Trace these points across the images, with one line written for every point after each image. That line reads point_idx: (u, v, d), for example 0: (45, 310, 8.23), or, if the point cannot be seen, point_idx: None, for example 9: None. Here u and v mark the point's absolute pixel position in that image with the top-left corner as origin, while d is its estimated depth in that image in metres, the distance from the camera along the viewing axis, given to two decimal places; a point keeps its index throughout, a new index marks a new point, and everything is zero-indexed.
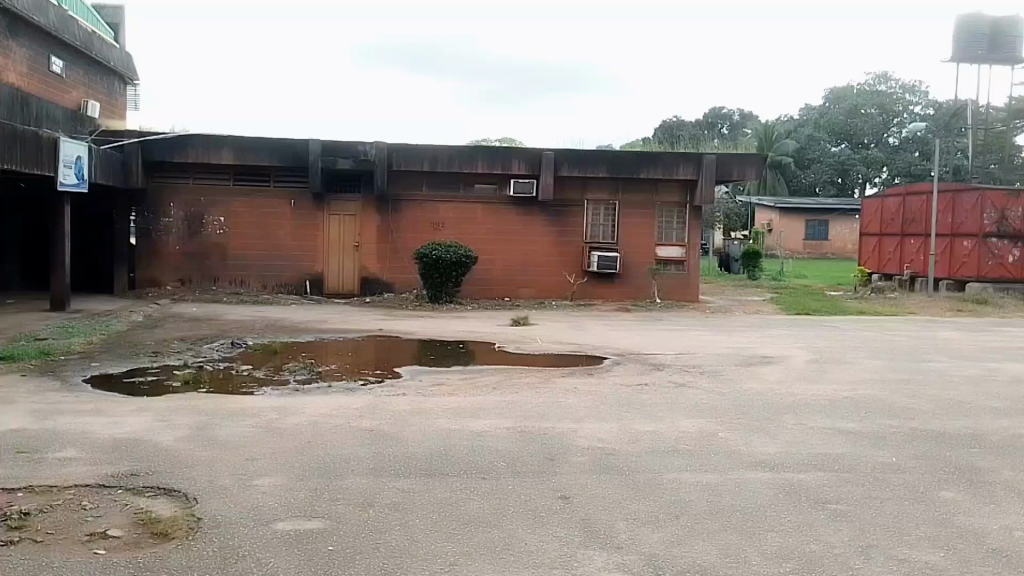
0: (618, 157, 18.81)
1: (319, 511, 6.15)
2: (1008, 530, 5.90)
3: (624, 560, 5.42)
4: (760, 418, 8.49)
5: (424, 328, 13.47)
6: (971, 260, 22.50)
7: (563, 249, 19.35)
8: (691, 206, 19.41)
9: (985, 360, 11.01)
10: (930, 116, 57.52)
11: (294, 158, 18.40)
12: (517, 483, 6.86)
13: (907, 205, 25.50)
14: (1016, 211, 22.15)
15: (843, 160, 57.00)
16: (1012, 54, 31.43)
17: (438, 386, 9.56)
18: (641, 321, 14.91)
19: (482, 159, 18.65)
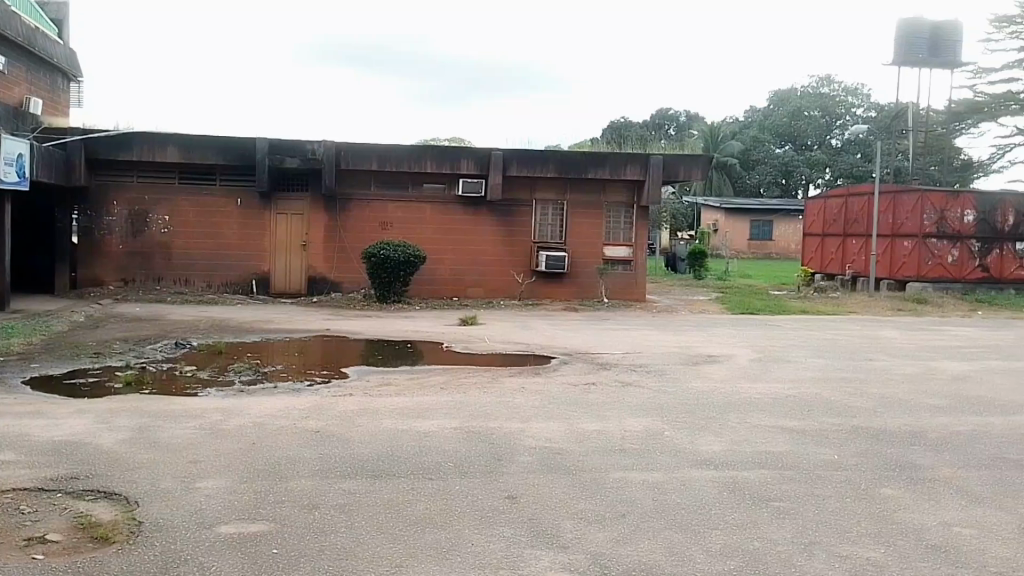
0: (566, 157, 18.85)
1: (263, 513, 6.06)
2: (947, 526, 5.99)
3: (570, 560, 5.42)
4: (705, 416, 8.55)
5: (372, 327, 13.39)
6: (911, 260, 22.85)
7: (512, 249, 19.35)
8: (638, 206, 19.48)
9: (921, 358, 11.26)
10: (870, 118, 58.72)
11: (241, 157, 18.23)
12: (465, 483, 6.83)
13: (849, 206, 25.96)
14: (955, 212, 22.62)
15: (786, 161, 57.87)
16: (948, 59, 32.26)
17: (385, 386, 9.50)
18: (596, 320, 14.95)
19: (430, 158, 18.60)
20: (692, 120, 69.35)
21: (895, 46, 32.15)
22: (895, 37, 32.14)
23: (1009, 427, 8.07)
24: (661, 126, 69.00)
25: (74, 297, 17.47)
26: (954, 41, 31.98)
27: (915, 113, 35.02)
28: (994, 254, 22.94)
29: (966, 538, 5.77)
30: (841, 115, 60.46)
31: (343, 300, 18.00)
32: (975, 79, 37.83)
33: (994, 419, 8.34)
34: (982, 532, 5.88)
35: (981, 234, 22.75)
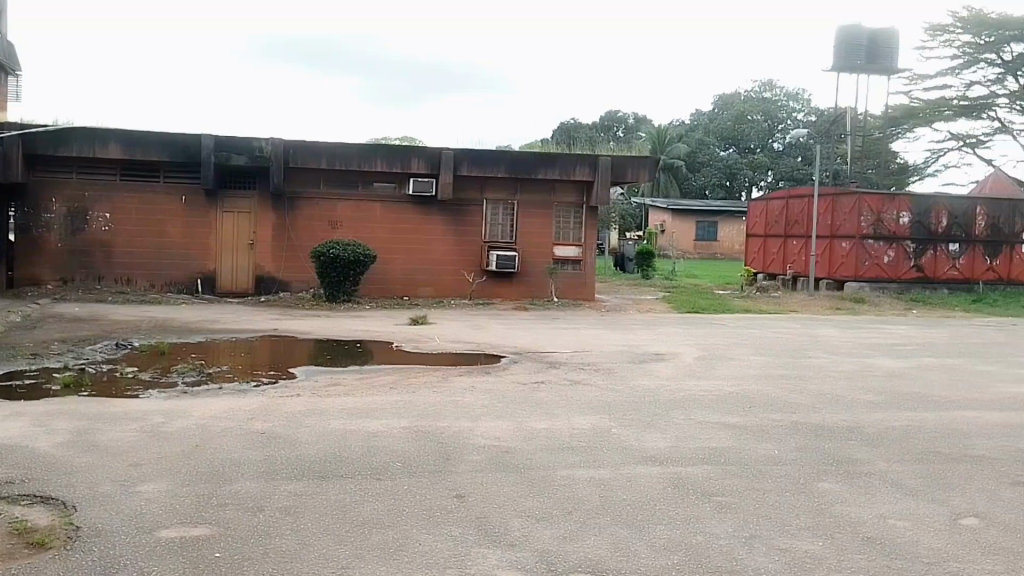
0: (516, 158, 18.93)
1: (205, 517, 5.96)
2: (882, 518, 6.18)
3: (518, 558, 5.45)
4: (652, 413, 8.69)
5: (322, 327, 13.25)
6: (849, 261, 23.51)
7: (464, 249, 19.35)
8: (587, 206, 19.63)
9: (858, 355, 11.63)
10: (810, 123, 60.31)
11: (186, 153, 17.90)
12: (413, 482, 6.81)
13: (790, 208, 26.59)
14: (891, 215, 23.32)
15: (730, 163, 59.01)
16: (888, 64, 33.01)
17: (334, 386, 9.44)
18: (550, 320, 15.06)
19: (379, 157, 18.48)
20: (639, 123, 70.11)
21: (834, 53, 33.21)
22: (835, 45, 33.23)
23: (940, 422, 8.39)
24: (609, 127, 69.63)
25: (11, 297, 16.93)
26: (891, 48, 32.89)
27: (853, 119, 35.99)
28: (928, 255, 23.70)
29: (900, 530, 5.97)
30: (783, 120, 62.05)
31: (296, 300, 17.81)
32: (910, 85, 38.89)
33: (925, 414, 8.67)
34: (914, 523, 6.08)
35: (916, 235, 23.50)
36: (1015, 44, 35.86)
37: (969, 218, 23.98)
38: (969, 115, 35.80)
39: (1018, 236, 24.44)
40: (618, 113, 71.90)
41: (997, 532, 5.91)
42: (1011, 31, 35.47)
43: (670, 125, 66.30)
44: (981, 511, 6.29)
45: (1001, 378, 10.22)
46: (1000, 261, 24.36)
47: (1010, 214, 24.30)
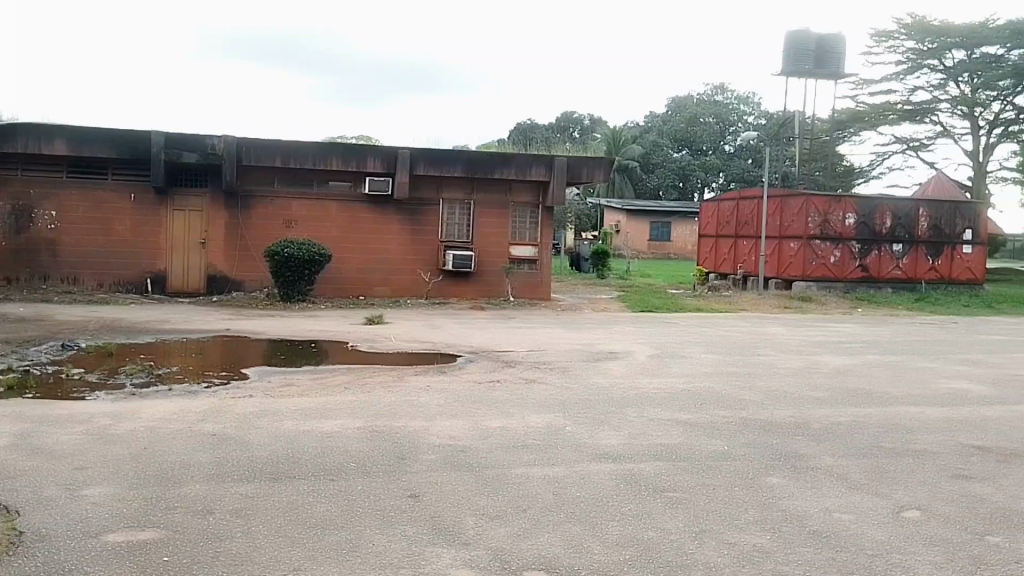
0: (472, 158, 18.94)
1: (154, 520, 5.86)
2: (827, 512, 6.35)
3: (471, 556, 5.47)
4: (606, 411, 8.80)
5: (276, 327, 13.10)
6: (797, 261, 24.03)
7: (420, 248, 19.28)
8: (543, 206, 19.71)
9: (805, 352, 11.92)
10: (761, 125, 61.71)
11: (135, 150, 17.54)
12: (367, 483, 6.79)
13: (740, 209, 27.07)
14: (837, 216, 23.94)
15: (683, 166, 59.76)
16: (834, 70, 33.91)
17: (288, 386, 9.36)
18: (509, 319, 15.14)
19: (335, 156, 18.32)
20: (593, 124, 70.86)
21: (784, 57, 33.84)
22: (785, 48, 33.85)
23: (883, 417, 8.65)
24: (565, 129, 70.02)
25: None
26: (838, 53, 33.67)
27: (801, 122, 36.76)
28: (873, 255, 24.34)
29: (845, 523, 6.13)
30: (734, 122, 63.16)
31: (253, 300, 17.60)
32: (857, 89, 39.88)
33: (870, 409, 8.94)
34: (858, 516, 6.27)
35: (861, 236, 24.13)
36: (956, 50, 37.02)
37: (912, 219, 24.67)
38: (913, 119, 36.89)
39: (960, 237, 25.21)
40: (573, 114, 72.38)
41: (937, 523, 6.12)
42: (953, 37, 36.59)
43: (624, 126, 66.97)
44: (922, 504, 6.50)
45: (940, 373, 10.59)
46: (942, 260, 25.08)
47: (952, 215, 25.08)
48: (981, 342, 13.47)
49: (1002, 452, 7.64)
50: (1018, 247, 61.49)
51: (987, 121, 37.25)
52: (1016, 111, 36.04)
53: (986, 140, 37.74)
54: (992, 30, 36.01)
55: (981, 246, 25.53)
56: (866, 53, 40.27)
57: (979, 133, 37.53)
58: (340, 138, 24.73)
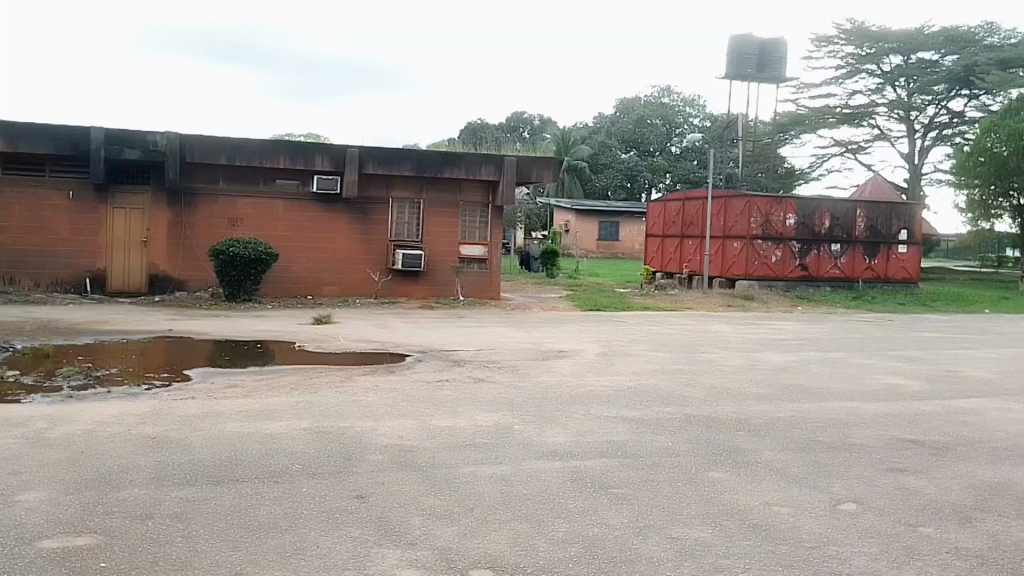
0: (421, 156, 18.87)
1: (90, 525, 5.71)
2: (768, 505, 6.51)
3: (417, 556, 5.43)
4: (554, 409, 8.88)
5: (221, 328, 12.90)
6: (740, 260, 24.54)
7: (370, 248, 19.15)
8: (493, 206, 19.76)
9: (748, 350, 12.20)
10: (706, 127, 62.53)
11: (74, 146, 17.08)
12: (312, 484, 6.66)
13: (686, 210, 27.53)
14: (779, 216, 24.52)
15: (631, 166, 60.30)
16: (776, 73, 34.61)
17: (232, 388, 9.22)
18: (462, 319, 15.15)
19: (282, 154, 18.12)
20: (542, 125, 71.23)
21: (727, 61, 34.44)
22: (728, 52, 34.39)
23: (821, 413, 8.91)
24: (515, 129, 70.28)
25: None
26: (779, 58, 34.43)
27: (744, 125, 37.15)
28: (812, 255, 24.99)
29: (785, 517, 6.28)
30: (680, 124, 63.80)
31: (200, 300, 17.29)
32: (799, 93, 40.90)
33: (808, 405, 9.20)
34: (797, 509, 6.43)
35: (801, 236, 24.78)
36: (893, 55, 38.20)
37: (850, 219, 25.42)
38: (851, 123, 38.84)
39: (896, 237, 26.01)
40: (523, 115, 72.61)
41: (872, 515, 6.32)
42: (890, 43, 37.71)
43: (573, 126, 67.30)
44: (859, 497, 6.70)
45: (876, 370, 10.95)
46: (878, 260, 25.84)
47: (888, 216, 25.90)
48: (914, 339, 13.97)
49: (934, 445, 7.92)
50: (950, 246, 63.86)
51: (922, 125, 38.56)
52: (949, 115, 37.57)
53: (921, 143, 39.06)
54: (928, 36, 37.29)
55: (915, 246, 26.38)
56: (808, 58, 41.49)
57: (915, 136, 38.81)
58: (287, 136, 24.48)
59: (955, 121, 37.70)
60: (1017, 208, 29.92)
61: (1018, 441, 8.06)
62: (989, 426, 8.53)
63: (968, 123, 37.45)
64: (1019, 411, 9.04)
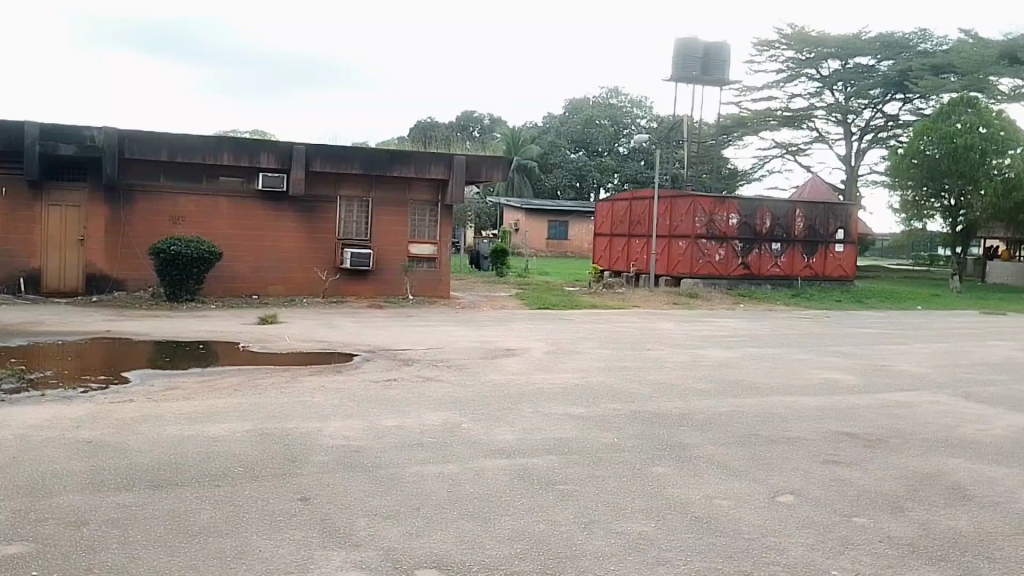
0: (370, 154, 18.69)
1: (20, 534, 5.52)
2: (709, 499, 6.65)
3: (362, 557, 5.38)
4: (502, 408, 8.93)
5: (162, 328, 12.63)
6: (685, 258, 25.01)
7: (317, 246, 18.93)
8: (442, 204, 19.67)
9: (691, 346, 12.44)
10: (652, 128, 63.27)
11: (6, 140, 16.56)
12: (255, 487, 6.55)
13: (633, 208, 27.90)
14: (722, 216, 25.05)
15: (580, 166, 60.89)
16: (719, 76, 35.24)
17: (172, 391, 9.03)
18: (412, 318, 15.11)
19: (225, 151, 17.80)
20: (492, 124, 71.34)
21: (672, 63, 35.03)
22: (674, 54, 34.98)
23: (762, 407, 9.15)
24: (464, 127, 70.27)
25: None
26: (723, 61, 35.00)
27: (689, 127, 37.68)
28: (754, 254, 25.59)
29: (725, 510, 6.43)
30: (627, 125, 64.28)
31: (141, 300, 16.87)
32: (741, 95, 41.82)
33: (749, 399, 9.44)
34: (737, 502, 6.59)
35: (743, 235, 25.35)
36: (832, 59, 39.27)
37: (790, 219, 26.10)
38: (791, 125, 39.97)
39: (833, 236, 26.82)
40: (473, 113, 72.66)
41: (809, 507, 6.52)
42: (828, 48, 38.65)
43: (524, 126, 67.57)
44: (797, 489, 6.90)
45: (816, 365, 11.28)
46: (816, 259, 26.60)
47: (826, 216, 26.68)
48: (851, 334, 14.47)
49: (869, 438, 8.21)
50: (886, 246, 66.06)
51: (859, 128, 39.83)
52: (884, 118, 38.87)
53: (858, 146, 40.31)
54: (865, 41, 38.48)
55: (852, 245, 27.20)
56: (750, 61, 42.40)
57: (852, 138, 40.04)
58: (233, 133, 24.03)
59: (890, 124, 38.99)
60: (948, 208, 30.89)
61: (946, 432, 8.42)
62: (919, 418, 8.89)
63: (902, 126, 38.75)
64: (948, 403, 9.44)
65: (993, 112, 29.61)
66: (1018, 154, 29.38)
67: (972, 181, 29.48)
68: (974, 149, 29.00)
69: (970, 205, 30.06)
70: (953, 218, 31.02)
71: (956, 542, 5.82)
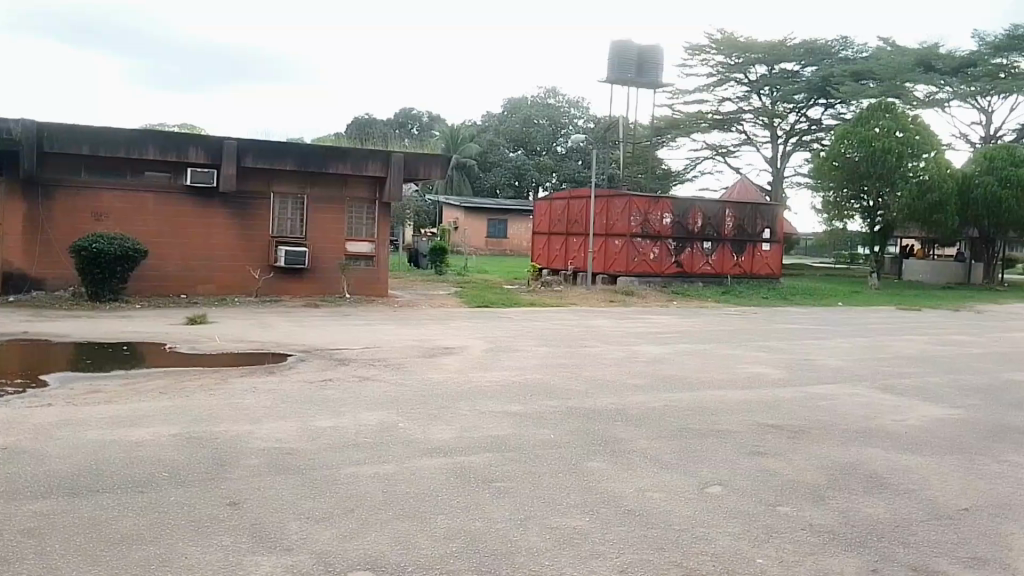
0: (305, 150, 18.30)
1: None
2: (641, 491, 6.83)
3: (294, 561, 5.31)
4: (439, 406, 8.91)
5: (83, 329, 12.11)
6: (621, 257, 25.51)
7: (249, 243, 18.46)
8: (380, 202, 19.46)
9: (626, 343, 12.72)
10: (589, 129, 64.05)
11: None
12: (181, 492, 6.37)
13: (570, 208, 28.26)
14: (656, 216, 25.66)
15: (518, 165, 61.21)
16: (651, 79, 36.24)
17: (95, 394, 8.68)
18: (349, 317, 14.92)
19: (152, 144, 17.13)
20: (432, 121, 71.02)
21: (608, 65, 35.56)
22: (609, 56, 35.48)
23: (692, 401, 9.45)
24: (403, 125, 69.77)
25: None
26: (656, 64, 35.80)
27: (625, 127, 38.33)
28: (686, 252, 26.29)
29: (656, 501, 6.63)
30: (565, 125, 65.01)
31: (61, 300, 16.11)
32: (674, 99, 42.84)
33: (682, 394, 9.74)
34: (667, 494, 6.79)
35: (676, 234, 26.02)
36: (759, 65, 40.63)
37: (720, 219, 26.93)
38: (721, 128, 41.27)
39: (761, 236, 27.76)
40: (412, 111, 72.26)
41: (735, 497, 6.77)
42: (756, 54, 40.00)
43: (463, 125, 67.50)
44: (724, 480, 7.15)
45: (744, 359, 11.72)
46: (745, 257, 27.45)
47: (754, 216, 27.61)
48: (777, 330, 15.06)
49: (792, 430, 8.56)
50: (811, 245, 68.88)
51: (785, 131, 41.28)
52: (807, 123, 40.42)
53: (783, 149, 41.81)
54: (790, 48, 39.88)
55: (779, 244, 28.19)
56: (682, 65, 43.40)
57: (778, 142, 41.53)
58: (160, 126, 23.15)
59: (813, 128, 40.61)
60: (867, 209, 32.13)
61: (865, 422, 8.86)
62: (840, 409, 9.33)
63: (825, 130, 40.46)
64: (867, 396, 9.94)
65: (909, 118, 31.49)
66: (931, 157, 31.22)
67: (889, 183, 31.04)
68: (892, 152, 30.64)
69: (888, 206, 31.48)
70: (871, 219, 32.21)
71: (872, 528, 6.13)
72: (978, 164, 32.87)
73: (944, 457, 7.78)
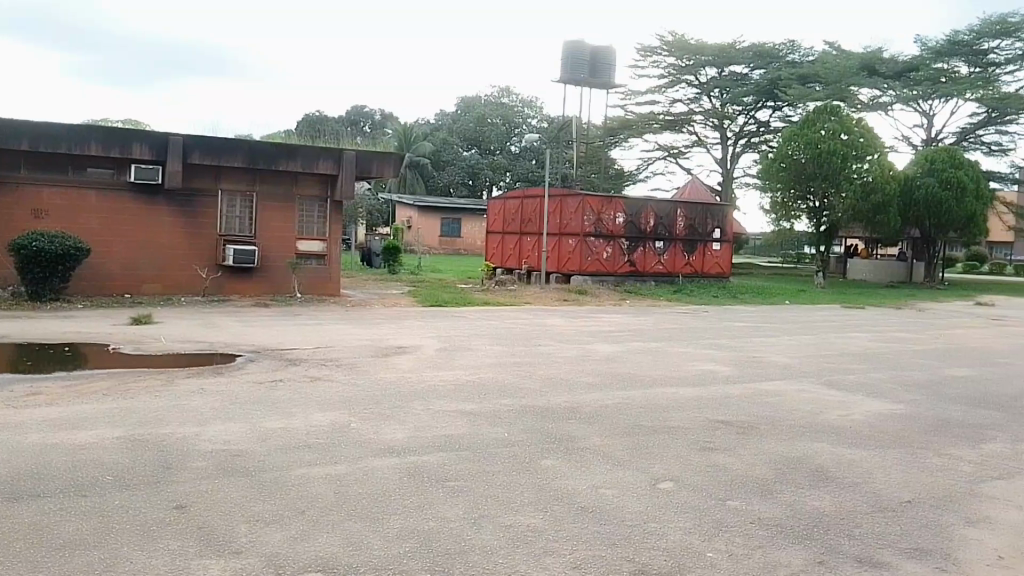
0: (253, 147, 17.92)
1: None
2: (594, 488, 6.89)
3: (243, 564, 5.21)
4: (392, 406, 8.85)
5: (18, 329, 11.65)
6: (575, 256, 25.67)
7: (196, 242, 18.04)
8: (332, 200, 19.22)
9: (579, 342, 12.81)
10: (543, 129, 64.40)
11: None
12: (125, 496, 6.19)
13: (524, 207, 28.35)
14: (609, 216, 25.92)
15: (472, 164, 61.14)
16: (607, 79, 36.42)
17: (34, 396, 8.37)
18: (299, 317, 14.71)
19: (94, 139, 16.56)
20: (383, 120, 70.44)
21: (562, 66, 35.81)
22: (563, 57, 35.72)
23: (643, 399, 9.56)
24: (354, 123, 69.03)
25: None
26: (611, 65, 36.06)
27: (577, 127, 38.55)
28: (639, 252, 26.61)
29: (609, 498, 6.69)
30: (519, 124, 65.18)
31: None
32: (625, 99, 43.26)
33: (633, 391, 9.85)
34: (620, 490, 6.86)
35: (629, 234, 26.32)
36: (709, 67, 41.28)
37: (672, 218, 27.33)
38: (672, 129, 41.82)
39: (711, 236, 28.27)
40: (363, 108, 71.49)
41: (685, 492, 6.88)
42: (707, 56, 40.68)
43: (416, 123, 67.10)
44: (675, 475, 7.26)
45: (694, 357, 11.91)
46: (696, 257, 27.91)
47: (705, 216, 28.10)
48: (725, 328, 15.36)
49: (740, 425, 8.74)
50: (760, 244, 70.35)
51: (734, 133, 42.11)
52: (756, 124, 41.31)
53: (733, 150, 42.61)
54: (738, 51, 40.68)
55: (729, 244, 28.74)
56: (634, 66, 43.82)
57: (728, 143, 42.32)
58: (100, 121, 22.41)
59: (762, 130, 41.52)
60: (813, 209, 32.80)
61: (811, 418, 9.11)
62: (786, 405, 9.55)
63: (772, 132, 41.39)
64: (814, 392, 10.21)
65: (854, 121, 32.44)
66: (875, 159, 32.14)
67: (835, 184, 31.90)
68: (836, 154, 31.58)
69: (833, 206, 32.21)
70: (818, 219, 32.81)
71: (819, 521, 6.30)
72: (919, 165, 34.14)
73: (886, 451, 8.04)
